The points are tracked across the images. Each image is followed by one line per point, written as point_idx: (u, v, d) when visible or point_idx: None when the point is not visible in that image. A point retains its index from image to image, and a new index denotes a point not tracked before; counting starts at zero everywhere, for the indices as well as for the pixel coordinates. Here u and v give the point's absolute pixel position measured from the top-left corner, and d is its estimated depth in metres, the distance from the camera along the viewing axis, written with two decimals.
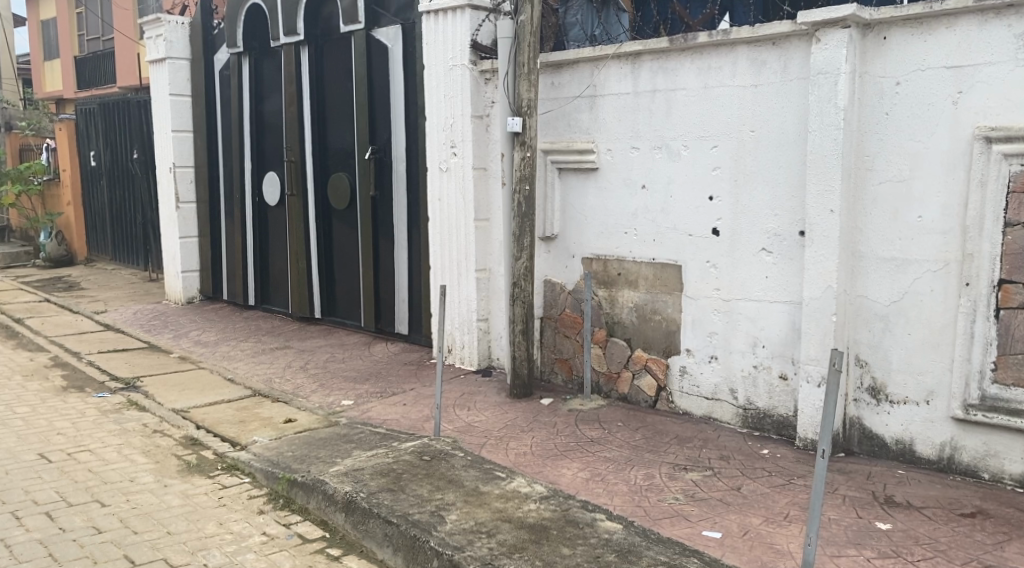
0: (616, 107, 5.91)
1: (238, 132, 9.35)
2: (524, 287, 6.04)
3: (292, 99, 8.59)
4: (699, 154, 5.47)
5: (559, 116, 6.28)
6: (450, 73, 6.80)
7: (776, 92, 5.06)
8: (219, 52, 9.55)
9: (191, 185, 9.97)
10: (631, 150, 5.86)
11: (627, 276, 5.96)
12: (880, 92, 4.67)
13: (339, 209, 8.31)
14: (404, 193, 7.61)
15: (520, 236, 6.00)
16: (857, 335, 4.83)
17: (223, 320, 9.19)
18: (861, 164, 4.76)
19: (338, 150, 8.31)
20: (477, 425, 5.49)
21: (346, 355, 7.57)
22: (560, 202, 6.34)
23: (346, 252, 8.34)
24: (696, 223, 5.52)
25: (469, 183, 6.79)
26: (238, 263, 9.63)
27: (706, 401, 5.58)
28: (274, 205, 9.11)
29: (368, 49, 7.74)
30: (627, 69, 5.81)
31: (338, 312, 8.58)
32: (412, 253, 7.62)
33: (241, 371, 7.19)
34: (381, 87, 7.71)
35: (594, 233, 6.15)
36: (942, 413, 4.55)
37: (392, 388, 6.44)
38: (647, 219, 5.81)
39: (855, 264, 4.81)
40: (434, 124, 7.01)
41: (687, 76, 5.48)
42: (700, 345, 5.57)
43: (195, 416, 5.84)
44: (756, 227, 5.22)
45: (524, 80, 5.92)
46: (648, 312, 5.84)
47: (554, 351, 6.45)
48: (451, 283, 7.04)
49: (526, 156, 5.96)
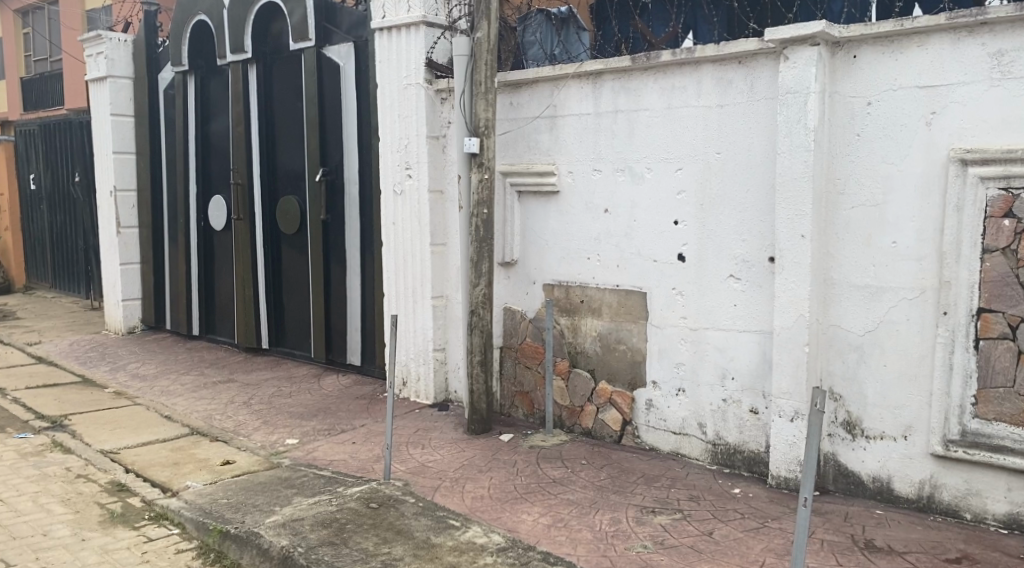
0: (576, 128, 5.66)
1: (182, 153, 8.95)
2: (482, 315, 5.73)
3: (240, 119, 8.23)
4: (664, 177, 5.24)
5: (518, 137, 6.01)
6: (405, 92, 6.51)
7: (742, 112, 4.86)
8: (164, 70, 9.15)
9: (133, 209, 9.51)
10: (593, 173, 5.60)
11: (590, 304, 5.68)
12: (851, 113, 4.48)
13: (288, 233, 7.93)
14: (356, 217, 7.27)
15: (478, 262, 5.71)
16: (830, 366, 4.60)
17: (165, 352, 8.71)
18: (832, 187, 4.55)
19: (288, 172, 7.95)
20: (431, 465, 5.14)
21: (293, 389, 7.15)
22: (519, 227, 6.05)
23: (295, 279, 7.96)
24: (661, 249, 5.28)
25: (424, 207, 6.48)
26: (182, 291, 9.16)
27: (673, 436, 5.30)
28: (221, 230, 8.70)
29: (319, 68, 7.43)
30: (587, 89, 5.57)
31: (287, 342, 8.17)
32: (364, 280, 7.27)
33: (180, 408, 6.74)
34: (332, 108, 7.39)
35: (555, 259, 5.87)
36: (921, 449, 4.32)
37: (341, 425, 6.07)
38: (609, 244, 5.55)
39: (827, 292, 4.59)
40: (387, 145, 6.70)
41: (650, 96, 5.26)
42: (666, 377, 5.30)
43: (124, 458, 5.40)
44: (724, 253, 4.98)
45: (481, 99, 5.67)
46: (612, 342, 5.56)
47: (514, 383, 6.13)
48: (406, 312, 6.69)
49: (483, 179, 5.68)
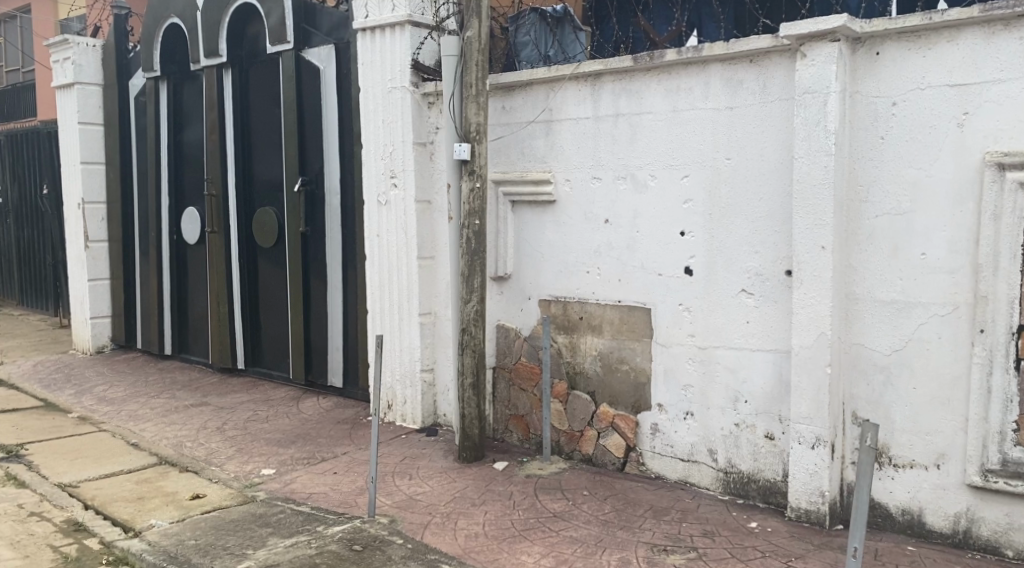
0: (573, 134, 5.30)
1: (154, 163, 8.51)
2: (474, 333, 5.35)
3: (214, 127, 7.81)
4: (669, 184, 4.88)
5: (511, 143, 5.64)
6: (389, 96, 6.13)
7: (754, 114, 4.52)
8: (135, 77, 8.72)
9: (102, 222, 9.04)
10: (592, 181, 5.24)
11: (590, 321, 5.30)
12: (874, 115, 4.14)
13: (266, 247, 7.51)
14: (337, 229, 6.88)
15: (469, 276, 5.32)
16: (854, 388, 4.25)
17: (136, 373, 8.24)
18: (854, 195, 4.21)
19: (266, 183, 7.54)
20: (419, 499, 4.73)
21: (271, 413, 6.73)
22: (513, 239, 5.67)
23: (274, 295, 7.55)
24: (666, 262, 4.92)
25: (411, 218, 6.09)
26: (154, 308, 8.70)
27: (681, 463, 4.92)
28: (194, 244, 8.27)
29: (298, 72, 7.04)
30: (585, 91, 5.22)
31: (264, 362, 7.73)
32: (347, 296, 6.87)
33: (148, 434, 6.30)
34: (312, 114, 7.00)
35: (551, 273, 5.49)
36: (956, 479, 3.97)
37: (321, 453, 5.69)
38: (610, 257, 5.18)
39: (849, 309, 4.25)
40: (371, 152, 6.32)
41: (653, 99, 4.91)
42: (672, 400, 4.93)
43: (84, 493, 4.96)
44: (735, 266, 4.62)
45: (472, 103, 5.31)
46: (613, 361, 5.18)
47: (508, 406, 5.73)
48: (391, 330, 6.28)
49: (475, 187, 5.30)
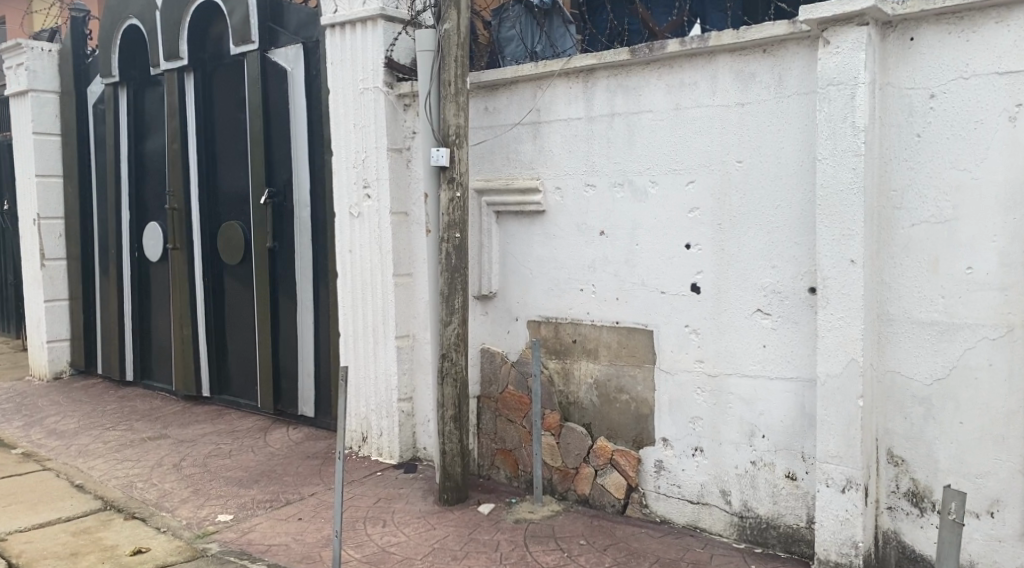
0: (564, 136, 4.76)
1: (113, 175, 7.92)
2: (455, 360, 4.79)
3: (176, 135, 7.24)
4: (672, 192, 4.35)
5: (495, 147, 5.09)
6: (361, 97, 5.59)
7: (768, 112, 4.00)
8: (93, 83, 8.14)
9: (59, 239, 8.43)
10: (585, 189, 4.70)
11: (585, 345, 4.75)
12: (908, 109, 3.60)
13: (232, 264, 6.95)
14: (307, 244, 6.32)
15: (449, 296, 4.77)
16: (889, 423, 3.70)
17: (93, 401, 7.63)
18: (886, 201, 3.67)
19: (232, 195, 6.98)
20: (393, 553, 4.19)
21: (235, 447, 6.14)
22: (498, 254, 5.10)
23: (241, 317, 6.98)
24: (670, 278, 4.38)
25: (386, 231, 5.53)
26: (114, 331, 8.10)
27: (690, 506, 4.36)
28: (156, 262, 7.69)
29: (264, 74, 6.49)
30: (576, 89, 4.68)
31: (231, 389, 7.15)
32: (318, 317, 6.30)
33: (97, 473, 5.71)
34: (279, 120, 6.45)
35: (540, 291, 4.94)
36: (1012, 529, 3.42)
37: (286, 495, 5.11)
38: (606, 273, 4.64)
39: (881, 331, 3.70)
40: (341, 159, 5.76)
41: (653, 96, 4.39)
42: (678, 434, 4.38)
43: (12, 549, 4.39)
44: (749, 283, 4.10)
45: (451, 103, 4.76)
46: (612, 391, 4.63)
47: (494, 439, 5.15)
48: (364, 355, 5.70)
49: (454, 197, 4.76)
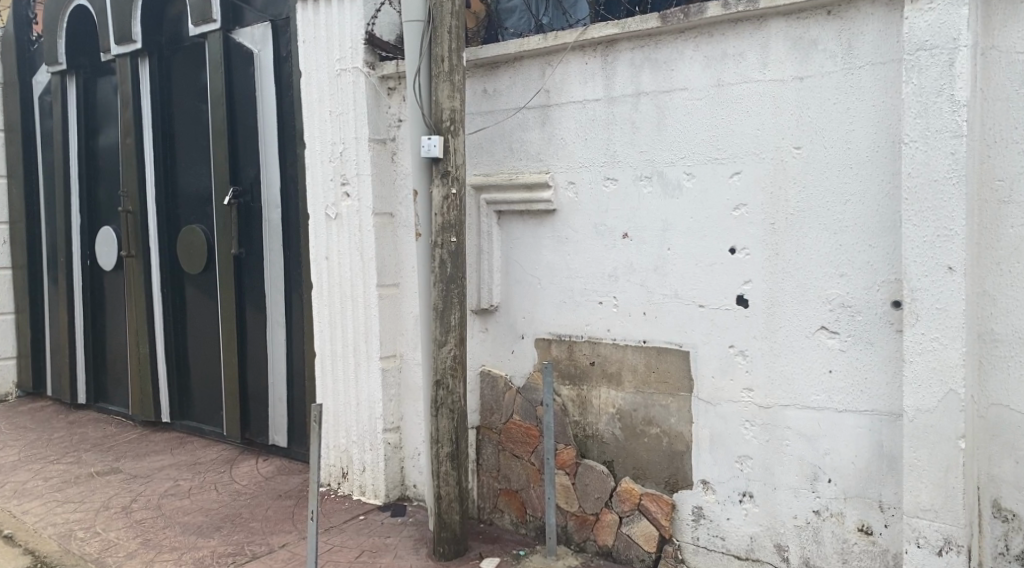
0: (578, 121, 4.03)
1: (62, 174, 7.09)
2: (451, 387, 4.04)
3: (128, 129, 6.42)
4: (713, 185, 3.63)
5: (495, 136, 4.34)
6: (338, 81, 4.83)
7: (833, 87, 3.29)
8: (40, 73, 7.32)
9: (3, 246, 7.57)
10: (604, 183, 3.97)
11: (605, 367, 4.02)
12: (1019, 79, 2.90)
13: (194, 273, 6.16)
14: (277, 250, 5.55)
15: (445, 311, 4.03)
16: (995, 467, 3.00)
17: (39, 428, 6.79)
18: (989, 193, 2.97)
19: (193, 195, 6.20)
20: None
21: (196, 483, 5.35)
22: (500, 261, 4.36)
23: (206, 332, 6.21)
24: (711, 288, 3.66)
25: (368, 235, 4.77)
26: (64, 347, 7.27)
27: (737, 562, 3.64)
28: (110, 271, 6.87)
29: (227, 58, 5.71)
30: (594, 65, 3.95)
31: (195, 415, 6.36)
32: (290, 333, 5.54)
33: (31, 518, 4.90)
34: (246, 110, 5.69)
35: (550, 305, 4.20)
36: None
37: (252, 547, 4.34)
38: (631, 284, 3.91)
39: (984, 354, 3.00)
40: (316, 152, 4.99)
41: (688, 71, 3.66)
42: (722, 476, 3.67)
43: None
44: (810, 294, 3.39)
45: (443, 83, 4.01)
46: (639, 423, 3.91)
47: (496, 477, 4.40)
48: (344, 378, 4.94)
49: (449, 194, 4.02)
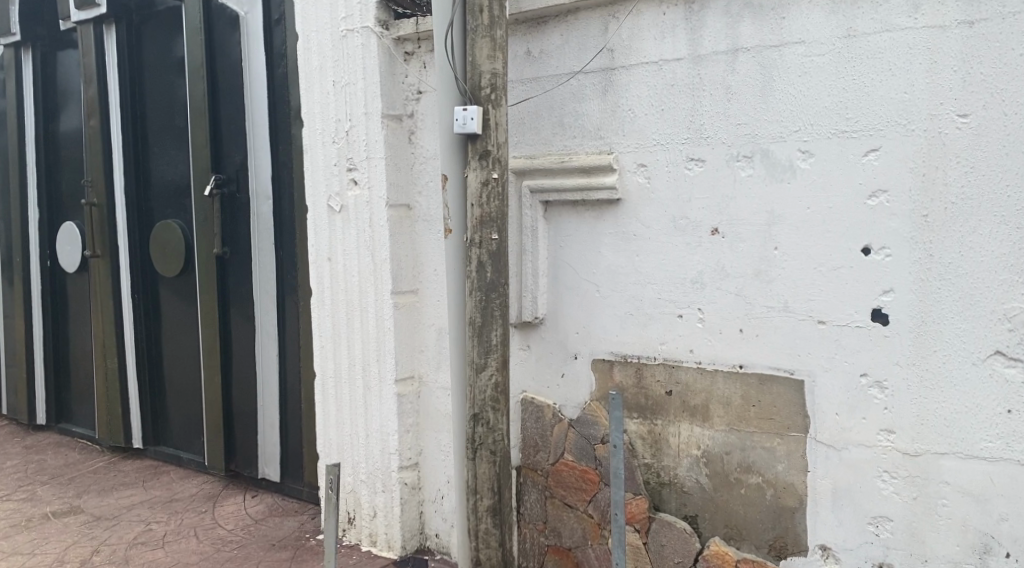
0: (652, 87, 3.19)
1: (18, 163, 6.17)
2: (493, 422, 3.19)
3: (92, 108, 5.51)
4: (840, 166, 2.80)
5: (542, 107, 3.50)
6: (344, 43, 3.97)
7: (1020, 35, 2.48)
8: None
9: None
10: (687, 166, 3.12)
11: (686, 397, 3.18)
12: None
13: (170, 276, 5.28)
14: (269, 248, 4.68)
15: (485, 327, 3.17)
16: None
17: None
18: None
19: (169, 185, 5.32)
20: None
21: (171, 528, 4.47)
22: (547, 263, 3.51)
23: (185, 345, 5.33)
24: (836, 300, 2.83)
25: (380, 233, 3.92)
26: (21, 361, 6.36)
27: None
28: (74, 274, 5.97)
29: (208, 22, 4.83)
30: (674, 16, 3.11)
31: (172, 441, 5.48)
32: (285, 346, 4.68)
33: None
34: (230, 83, 4.81)
35: (612, 318, 3.36)
36: None
37: None
38: (722, 294, 3.07)
39: None
40: (315, 132, 4.12)
41: (806, 19, 2.83)
42: (848, 542, 2.85)
43: None
44: (982, 308, 2.58)
45: (483, 39, 3.12)
46: (734, 470, 3.08)
47: (543, 531, 3.56)
48: (351, 404, 4.08)
49: (489, 180, 3.14)
